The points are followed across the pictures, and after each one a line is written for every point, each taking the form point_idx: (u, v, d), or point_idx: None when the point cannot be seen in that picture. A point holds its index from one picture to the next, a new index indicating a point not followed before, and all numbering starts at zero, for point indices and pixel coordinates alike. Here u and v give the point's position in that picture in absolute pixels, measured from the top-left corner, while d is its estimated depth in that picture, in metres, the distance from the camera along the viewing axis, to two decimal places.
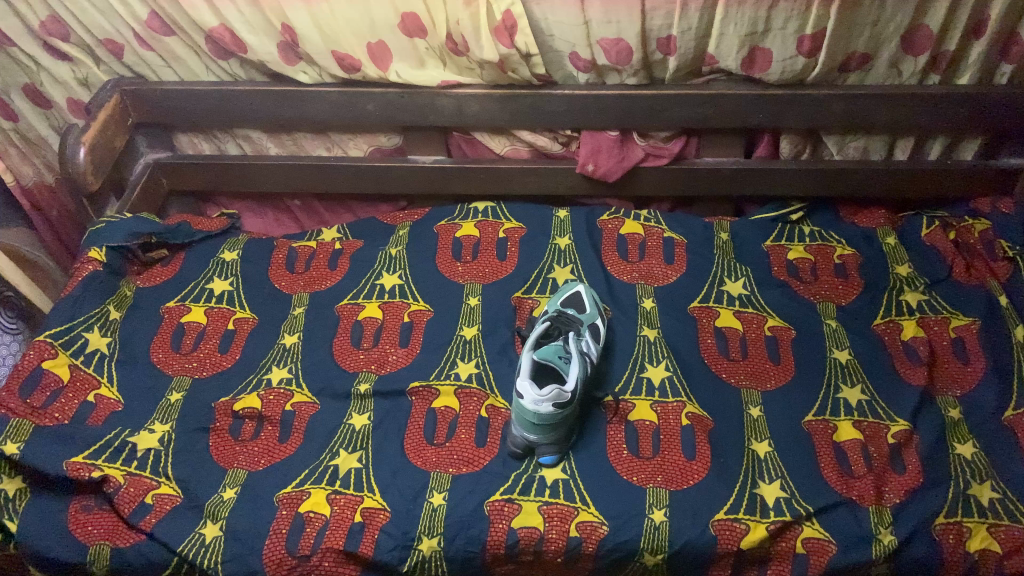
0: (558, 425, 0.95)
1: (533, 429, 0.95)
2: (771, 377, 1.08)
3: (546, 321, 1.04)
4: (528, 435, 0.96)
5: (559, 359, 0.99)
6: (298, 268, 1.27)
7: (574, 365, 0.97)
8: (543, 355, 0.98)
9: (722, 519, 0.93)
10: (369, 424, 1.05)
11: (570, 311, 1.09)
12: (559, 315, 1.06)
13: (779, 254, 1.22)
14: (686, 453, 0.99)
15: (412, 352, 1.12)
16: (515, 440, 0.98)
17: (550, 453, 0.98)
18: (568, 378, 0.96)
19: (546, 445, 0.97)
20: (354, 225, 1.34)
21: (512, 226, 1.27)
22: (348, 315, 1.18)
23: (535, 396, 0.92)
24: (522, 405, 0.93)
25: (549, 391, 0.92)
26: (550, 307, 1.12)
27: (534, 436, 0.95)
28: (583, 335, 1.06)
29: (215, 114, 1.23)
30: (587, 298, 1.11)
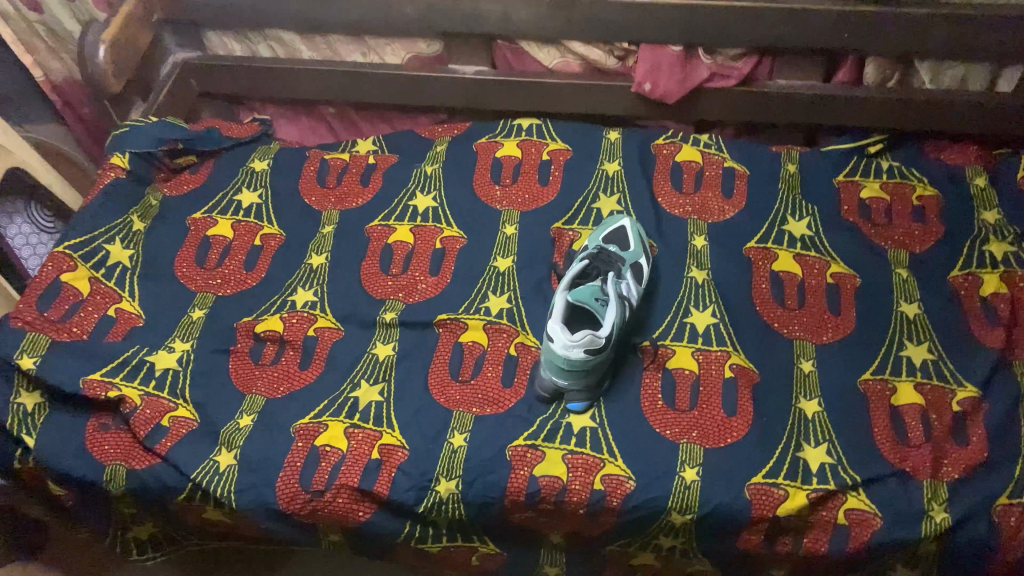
0: (588, 373, 0.90)
1: (562, 375, 0.90)
2: (828, 329, 0.99)
3: (585, 261, 0.96)
4: (558, 380, 0.91)
5: (595, 302, 0.92)
6: (330, 182, 1.21)
7: (611, 309, 0.91)
8: (578, 297, 0.92)
9: (759, 482, 0.86)
10: (393, 355, 1.00)
11: (612, 247, 1.01)
12: (598, 254, 0.98)
13: (851, 190, 1.10)
14: (726, 409, 0.92)
15: (444, 280, 1.06)
16: (543, 383, 0.93)
17: (579, 400, 0.92)
18: (604, 323, 0.90)
19: (575, 393, 0.92)
20: (391, 137, 1.27)
21: (559, 147, 1.17)
22: (378, 238, 1.12)
23: (566, 340, 0.87)
24: (552, 349, 0.89)
25: (583, 337, 0.87)
26: (591, 243, 1.03)
27: (564, 382, 0.91)
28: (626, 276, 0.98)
29: (245, 13, 1.15)
30: (633, 236, 1.02)
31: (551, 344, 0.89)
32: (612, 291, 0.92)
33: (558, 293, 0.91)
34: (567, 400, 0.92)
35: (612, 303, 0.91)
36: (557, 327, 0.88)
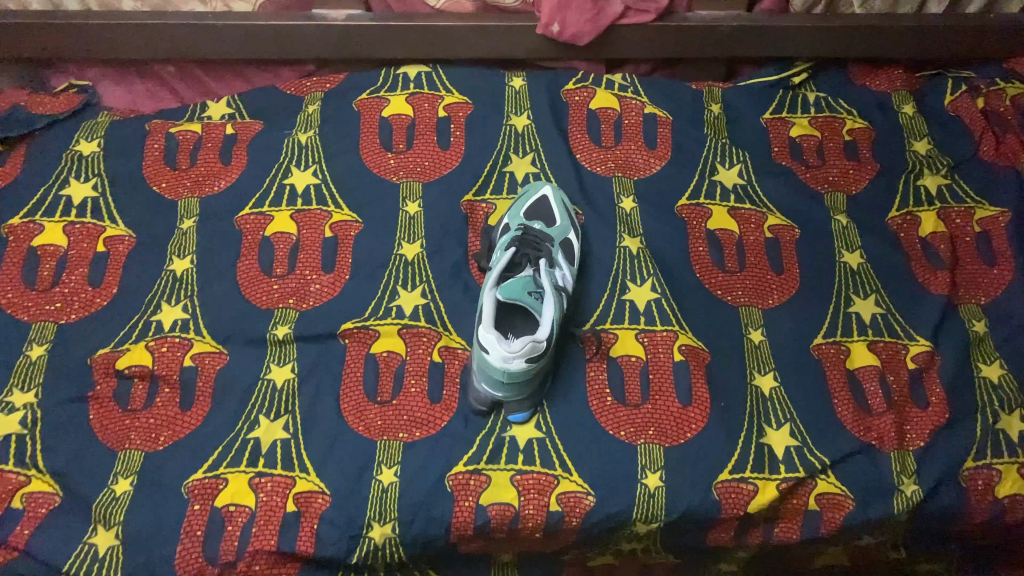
0: (530, 380, 0.78)
1: (502, 388, 0.77)
2: (773, 290, 0.90)
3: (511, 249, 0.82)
4: (497, 393, 0.78)
5: (529, 297, 0.79)
6: (182, 161, 0.99)
7: (548, 303, 0.78)
8: (509, 295, 0.78)
9: (726, 479, 0.78)
10: (294, 378, 0.84)
11: (536, 226, 0.87)
12: (523, 237, 0.84)
13: (781, 128, 1.01)
14: (680, 398, 0.82)
15: (342, 275, 0.90)
16: (479, 396, 0.80)
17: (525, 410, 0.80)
18: (543, 322, 0.78)
19: (518, 404, 0.79)
20: (249, 96, 1.05)
21: (456, 100, 1.01)
22: (252, 232, 0.93)
23: (504, 353, 0.74)
24: (488, 360, 0.76)
25: (523, 343, 0.74)
26: (512, 220, 0.89)
27: (504, 394, 0.78)
28: (558, 259, 0.85)
29: None
30: (558, 209, 0.89)
31: (486, 355, 0.76)
32: (547, 282, 0.80)
33: (486, 293, 0.77)
34: (508, 411, 0.80)
35: (548, 296, 0.78)
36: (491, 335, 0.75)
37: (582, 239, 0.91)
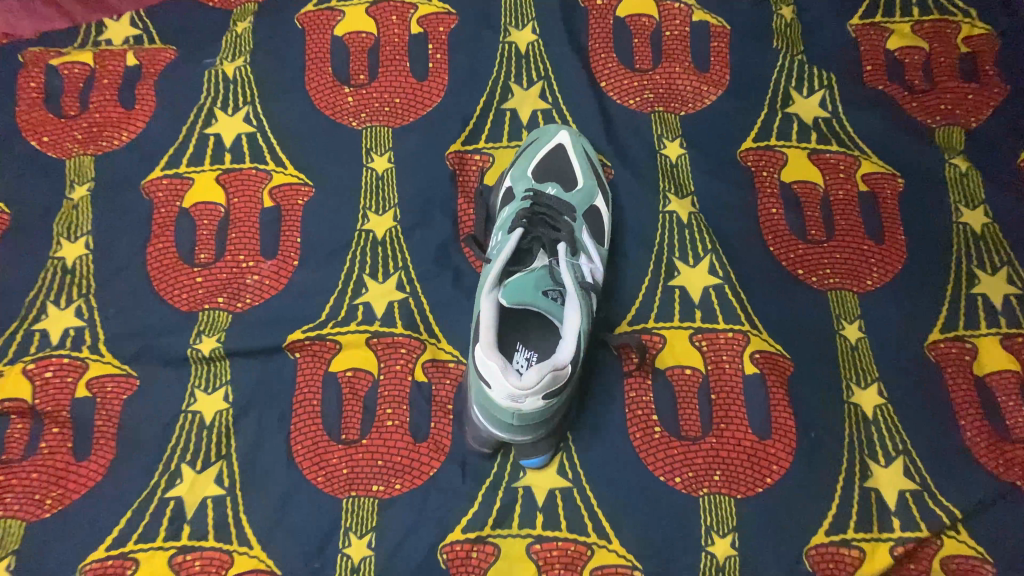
0: (549, 413, 0.55)
1: (510, 430, 0.55)
2: (874, 268, 0.67)
3: (518, 229, 0.59)
4: (506, 432, 0.55)
5: (542, 299, 0.57)
6: (68, 105, 0.73)
7: (571, 304, 0.54)
8: (515, 298, 0.56)
9: (822, 543, 0.57)
10: (228, 411, 0.62)
11: (551, 190, 0.65)
12: (533, 210, 0.62)
13: (872, 38, 0.76)
14: (754, 426, 0.61)
15: (290, 262, 0.67)
16: (480, 436, 0.58)
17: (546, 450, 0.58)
18: (563, 335, 0.54)
19: (534, 444, 0.57)
20: (160, 13, 0.78)
21: (434, 10, 0.76)
22: (166, 202, 0.69)
23: (513, 390, 0.50)
24: (492, 394, 0.52)
25: (538, 371, 0.50)
26: (517, 180, 0.66)
27: (514, 434, 0.56)
28: (583, 238, 0.63)
29: None
30: (579, 164, 0.66)
31: (487, 386, 0.52)
32: (569, 274, 0.56)
33: (483, 297, 0.53)
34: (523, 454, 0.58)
35: (570, 294, 0.55)
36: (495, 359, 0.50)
37: (610, 204, 0.67)
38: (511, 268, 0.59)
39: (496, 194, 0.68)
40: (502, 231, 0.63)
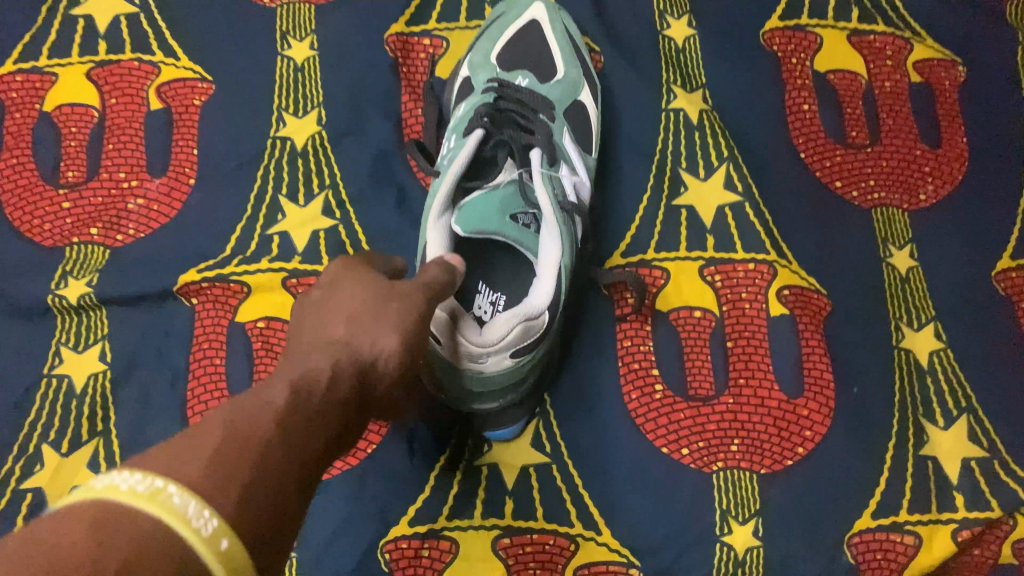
0: (520, 378, 0.41)
1: (471, 398, 0.41)
2: (929, 179, 0.53)
3: (478, 132, 0.45)
4: (463, 405, 0.42)
5: (512, 225, 0.42)
6: None
7: (547, 233, 0.40)
8: (474, 227, 0.41)
9: (866, 530, 0.44)
10: (105, 373, 0.48)
11: (521, 82, 0.50)
12: (497, 107, 0.47)
13: None
14: (783, 383, 0.47)
15: (183, 183, 0.52)
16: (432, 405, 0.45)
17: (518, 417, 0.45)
18: (539, 271, 0.41)
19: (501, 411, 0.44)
20: None
21: None
22: (22, 103, 0.53)
23: (468, 349, 0.37)
24: (444, 354, 0.39)
25: (507, 321, 0.37)
26: (477, 70, 0.51)
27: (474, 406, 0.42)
28: (564, 144, 0.48)
29: None
30: (557, 46, 0.52)
31: (437, 342, 0.39)
32: (544, 193, 0.41)
33: (430, 223, 0.40)
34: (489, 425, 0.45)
35: (546, 219, 0.41)
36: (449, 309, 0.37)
37: (598, 99, 0.53)
38: (470, 183, 0.45)
39: (452, 88, 0.53)
40: (457, 135, 0.48)
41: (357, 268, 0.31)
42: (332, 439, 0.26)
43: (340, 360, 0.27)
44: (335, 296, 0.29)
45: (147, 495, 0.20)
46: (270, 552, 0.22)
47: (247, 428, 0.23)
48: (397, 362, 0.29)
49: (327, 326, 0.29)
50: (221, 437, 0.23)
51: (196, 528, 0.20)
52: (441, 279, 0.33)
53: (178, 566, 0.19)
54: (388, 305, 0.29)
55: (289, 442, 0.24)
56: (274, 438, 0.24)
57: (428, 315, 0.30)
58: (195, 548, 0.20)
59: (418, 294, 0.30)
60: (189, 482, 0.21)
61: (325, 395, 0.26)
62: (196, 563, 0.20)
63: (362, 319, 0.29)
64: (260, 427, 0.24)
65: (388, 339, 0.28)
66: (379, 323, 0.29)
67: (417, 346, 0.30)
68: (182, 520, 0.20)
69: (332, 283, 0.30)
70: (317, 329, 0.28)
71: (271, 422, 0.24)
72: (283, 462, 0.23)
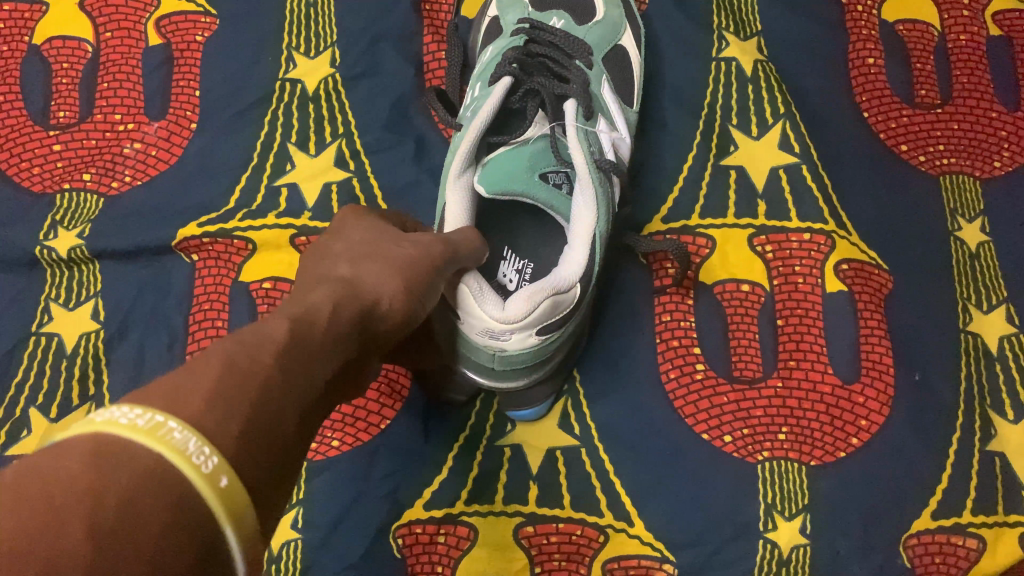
0: (546, 356, 0.37)
1: (498, 380, 0.37)
2: (1004, 144, 0.48)
3: (506, 77, 0.40)
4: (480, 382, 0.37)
5: (542, 186, 0.37)
6: None
7: (580, 192, 0.36)
8: (499, 187, 0.36)
9: (925, 531, 0.40)
10: (96, 333, 0.44)
11: (556, 24, 0.46)
12: (527, 52, 0.43)
13: None
14: (837, 367, 0.43)
15: (184, 127, 0.47)
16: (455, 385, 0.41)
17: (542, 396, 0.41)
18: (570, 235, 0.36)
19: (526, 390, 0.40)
20: None
21: None
22: (10, 37, 0.49)
23: (492, 321, 0.32)
24: (460, 329, 0.34)
25: (531, 297, 0.32)
26: (507, 12, 0.46)
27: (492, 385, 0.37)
28: (602, 95, 0.44)
29: None
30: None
31: (452, 315, 0.34)
32: (578, 148, 0.37)
33: (448, 182, 0.35)
34: (513, 407, 0.41)
35: (579, 176, 0.36)
36: (464, 281, 0.32)
37: (643, 45, 0.48)
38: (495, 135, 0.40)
39: (479, 28, 0.48)
40: (481, 81, 0.44)
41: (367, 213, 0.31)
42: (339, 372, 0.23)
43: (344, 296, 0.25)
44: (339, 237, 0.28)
45: (145, 430, 0.17)
46: (273, 493, 0.19)
47: (247, 359, 0.20)
48: (402, 306, 0.27)
49: (331, 267, 0.27)
50: (220, 368, 0.19)
51: (198, 465, 0.17)
52: (464, 238, 0.32)
53: (179, 506, 0.16)
54: (398, 250, 0.28)
55: (304, 365, 0.21)
56: (278, 369, 0.20)
57: (439, 264, 0.29)
58: (198, 488, 0.16)
59: (429, 246, 0.29)
60: (190, 414, 0.17)
61: (331, 327, 0.23)
62: (196, 504, 0.16)
63: (369, 261, 0.27)
64: (265, 362, 0.20)
65: (395, 284, 0.27)
66: (388, 269, 0.27)
67: (423, 291, 0.28)
68: (181, 457, 0.17)
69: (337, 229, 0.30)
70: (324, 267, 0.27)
71: (274, 351, 0.21)
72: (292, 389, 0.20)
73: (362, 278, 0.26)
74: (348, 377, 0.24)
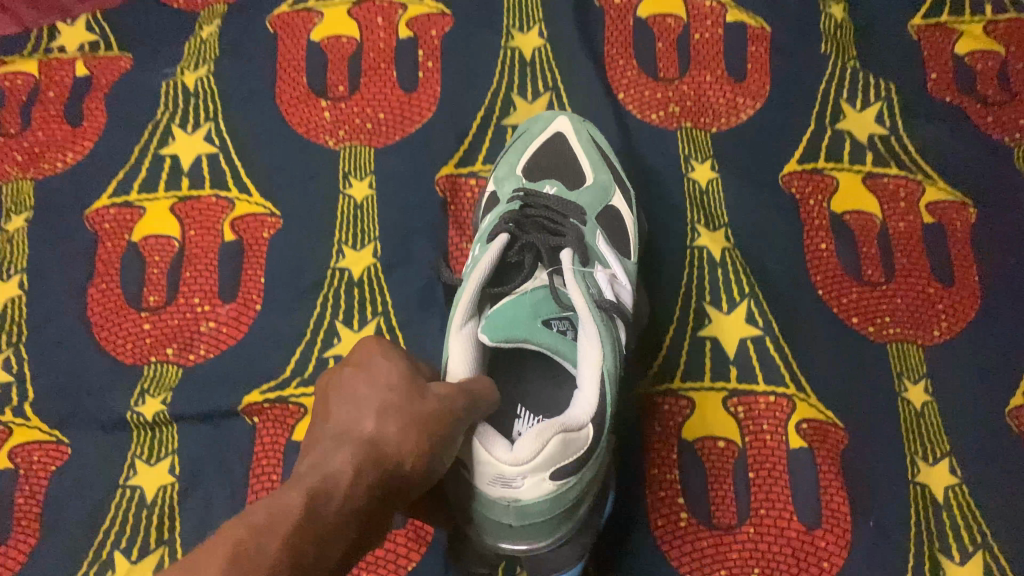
0: (562, 507, 0.40)
1: (522, 533, 0.40)
2: (941, 317, 0.56)
3: (500, 237, 0.49)
4: (504, 538, 0.40)
5: (543, 332, 0.45)
6: (8, 124, 0.64)
7: (585, 333, 0.42)
8: (504, 335, 0.44)
9: None
10: (172, 484, 0.52)
11: (549, 189, 0.55)
12: (524, 216, 0.52)
13: (937, 41, 0.65)
14: (801, 515, 0.50)
15: (250, 308, 0.57)
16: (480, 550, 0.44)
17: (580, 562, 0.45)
18: (578, 371, 0.42)
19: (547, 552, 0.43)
20: (114, 15, 0.68)
21: (425, 10, 0.66)
22: (111, 236, 0.60)
23: (510, 464, 0.37)
24: (475, 482, 0.38)
25: (540, 435, 0.37)
26: (506, 181, 0.56)
27: (515, 540, 0.40)
28: (597, 245, 0.52)
29: None
30: (585, 155, 0.57)
31: (466, 472, 0.39)
32: (579, 292, 0.43)
33: (453, 332, 0.42)
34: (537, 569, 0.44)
35: (584, 320, 0.43)
36: (475, 433, 0.38)
37: (633, 204, 0.57)
38: (499, 288, 0.49)
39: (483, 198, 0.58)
40: (483, 241, 0.52)
41: (393, 353, 0.36)
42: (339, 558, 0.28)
43: (361, 463, 0.30)
44: (372, 386, 0.34)
45: None
46: None
47: (257, 552, 0.25)
48: (421, 458, 0.33)
49: (361, 417, 0.33)
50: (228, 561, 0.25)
51: None
52: (481, 388, 0.38)
53: None
54: (422, 402, 0.34)
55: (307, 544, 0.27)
56: (280, 558, 0.26)
57: (456, 415, 0.35)
58: None
59: (451, 399, 0.35)
60: None
61: (346, 496, 0.29)
62: None
63: (393, 413, 0.33)
64: (268, 554, 0.25)
65: (414, 440, 0.32)
66: (410, 421, 0.33)
67: (440, 444, 0.34)
68: None
69: (365, 363, 0.35)
70: (355, 420, 0.33)
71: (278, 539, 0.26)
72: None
73: (385, 434, 0.32)
74: (364, 531, 0.30)
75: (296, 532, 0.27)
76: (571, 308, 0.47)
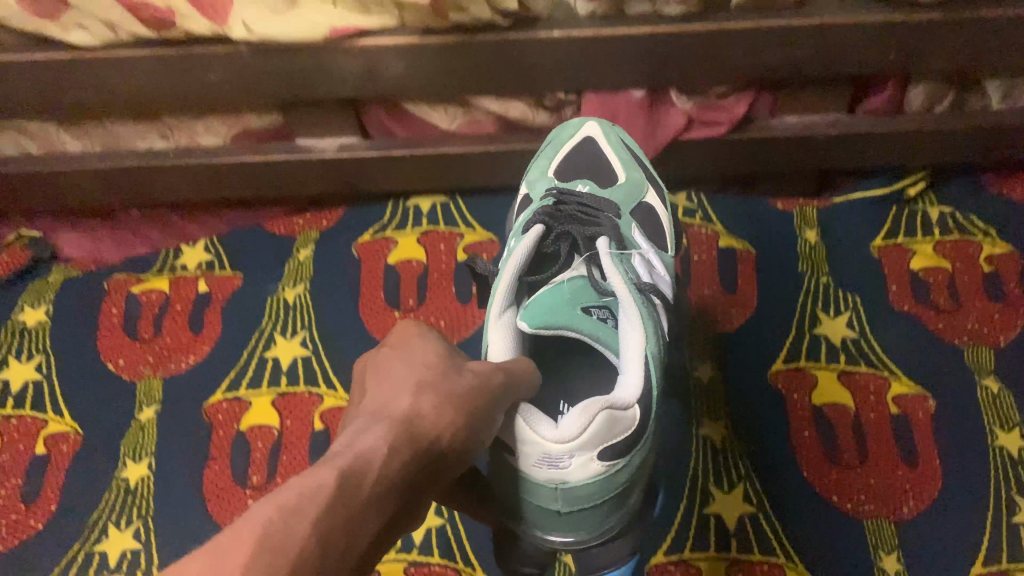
0: (606, 491, 0.49)
1: (571, 505, 0.48)
2: (908, 496, 0.67)
3: (537, 227, 0.60)
4: (556, 529, 0.51)
5: (579, 322, 0.55)
6: (143, 330, 0.80)
7: (630, 320, 0.51)
8: (543, 322, 0.54)
9: None
10: None
11: (582, 187, 0.70)
12: (562, 208, 0.66)
13: (897, 257, 0.80)
14: None
15: None
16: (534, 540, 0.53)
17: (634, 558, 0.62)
18: (623, 347, 0.50)
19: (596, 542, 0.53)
20: (230, 241, 0.86)
21: (477, 238, 0.84)
22: (224, 424, 0.74)
23: (555, 437, 0.44)
24: (525, 453, 0.46)
25: (585, 412, 0.44)
26: (545, 180, 0.72)
27: (566, 529, 0.51)
28: (633, 236, 0.66)
29: None
30: (610, 150, 0.72)
31: (517, 447, 0.46)
32: (615, 273, 0.54)
33: (491, 322, 0.52)
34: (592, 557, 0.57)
35: (625, 303, 0.51)
36: (520, 412, 0.45)
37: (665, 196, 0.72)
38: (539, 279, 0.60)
39: (521, 201, 0.74)
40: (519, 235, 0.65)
41: (428, 342, 0.44)
42: (374, 531, 0.32)
43: (417, 421, 0.37)
44: (415, 368, 0.41)
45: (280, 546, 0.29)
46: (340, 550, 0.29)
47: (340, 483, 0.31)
48: (463, 418, 0.39)
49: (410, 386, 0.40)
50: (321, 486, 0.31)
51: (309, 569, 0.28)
52: (517, 370, 0.46)
53: None
54: (458, 380, 0.41)
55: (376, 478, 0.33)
56: (358, 493, 0.31)
57: (489, 395, 0.41)
58: None
59: (484, 380, 0.42)
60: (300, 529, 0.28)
61: (408, 446, 0.35)
62: None
63: (435, 385, 0.40)
64: (348, 484, 0.31)
65: (457, 406, 0.39)
66: (450, 393, 0.40)
67: (477, 411, 0.40)
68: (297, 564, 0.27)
69: (402, 348, 0.43)
70: (406, 388, 0.39)
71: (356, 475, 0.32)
72: (329, 537, 0.29)
73: (432, 398, 0.39)
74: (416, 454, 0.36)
75: (340, 488, 0.31)
76: (608, 295, 0.58)
